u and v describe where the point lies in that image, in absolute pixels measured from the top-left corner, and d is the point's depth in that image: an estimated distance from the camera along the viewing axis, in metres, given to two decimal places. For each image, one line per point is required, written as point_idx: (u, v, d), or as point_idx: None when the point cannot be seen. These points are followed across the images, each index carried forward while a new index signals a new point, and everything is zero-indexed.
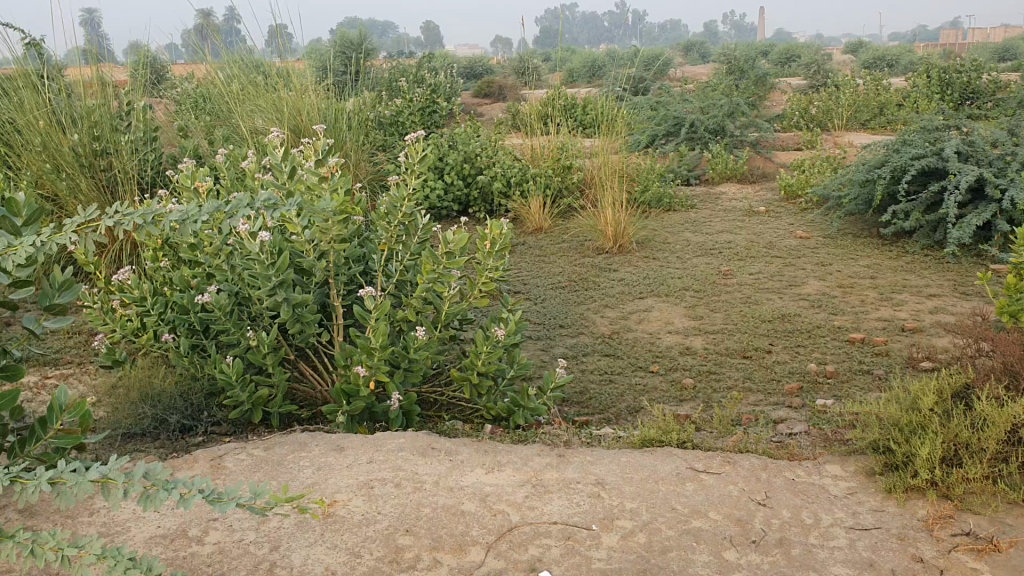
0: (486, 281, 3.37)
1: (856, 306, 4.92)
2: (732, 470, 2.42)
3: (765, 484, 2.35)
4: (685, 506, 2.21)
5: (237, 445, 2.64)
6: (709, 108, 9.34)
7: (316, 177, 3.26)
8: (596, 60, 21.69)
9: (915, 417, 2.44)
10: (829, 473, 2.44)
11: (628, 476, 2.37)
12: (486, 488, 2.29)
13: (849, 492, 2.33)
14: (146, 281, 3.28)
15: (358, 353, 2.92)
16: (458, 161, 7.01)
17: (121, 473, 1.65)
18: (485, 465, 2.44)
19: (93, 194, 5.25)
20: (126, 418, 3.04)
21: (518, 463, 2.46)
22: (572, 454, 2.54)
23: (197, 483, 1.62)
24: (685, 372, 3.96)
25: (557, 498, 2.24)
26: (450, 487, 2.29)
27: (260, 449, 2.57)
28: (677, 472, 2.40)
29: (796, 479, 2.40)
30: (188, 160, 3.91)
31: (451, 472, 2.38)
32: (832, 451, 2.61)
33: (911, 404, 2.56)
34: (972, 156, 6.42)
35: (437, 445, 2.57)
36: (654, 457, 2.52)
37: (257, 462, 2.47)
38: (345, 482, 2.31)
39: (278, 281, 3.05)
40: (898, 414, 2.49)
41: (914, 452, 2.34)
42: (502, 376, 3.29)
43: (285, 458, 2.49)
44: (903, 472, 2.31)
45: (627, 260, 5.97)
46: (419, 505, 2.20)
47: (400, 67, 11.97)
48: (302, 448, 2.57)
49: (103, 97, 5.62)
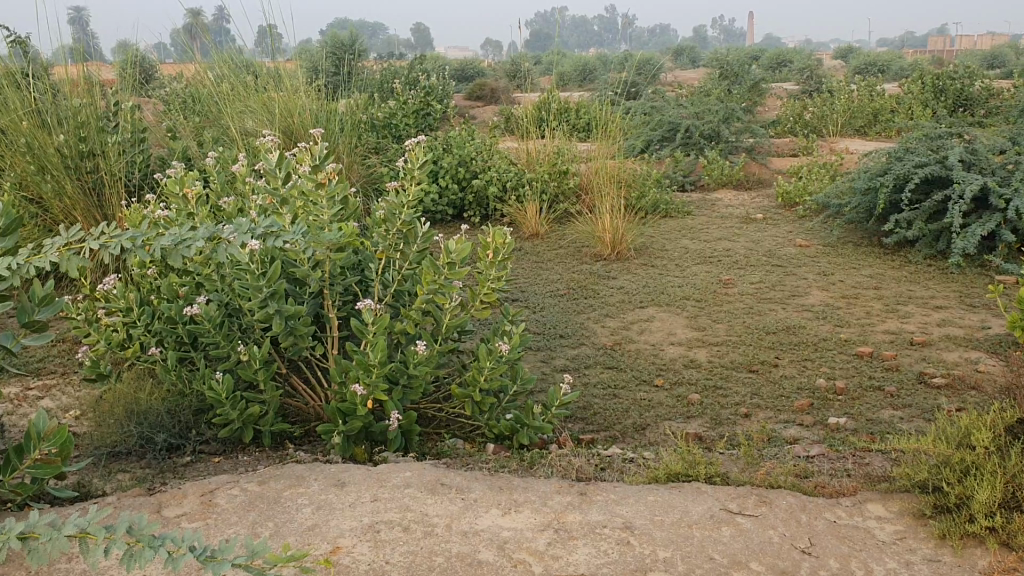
0: (488, 291, 3.23)
1: (862, 317, 4.80)
2: (768, 511, 2.28)
3: (806, 529, 2.21)
4: (723, 556, 2.08)
5: (230, 478, 2.49)
6: (705, 114, 9.23)
7: (312, 183, 3.10)
8: (586, 65, 21.63)
9: (969, 454, 2.29)
10: (872, 513, 2.31)
11: (657, 519, 2.23)
12: (505, 533, 2.15)
13: (898, 538, 2.20)
14: (133, 291, 3.13)
15: (355, 370, 2.77)
16: (453, 164, 6.88)
17: (101, 526, 1.54)
18: (501, 505, 2.30)
19: (79, 197, 5.08)
20: (110, 437, 2.87)
21: (537, 503, 2.31)
22: (593, 492, 2.39)
23: (187, 539, 1.50)
24: (691, 386, 3.83)
25: (582, 545, 2.10)
26: (464, 532, 2.15)
27: (256, 484, 2.43)
28: (710, 514, 2.26)
29: (838, 521, 2.27)
30: (178, 165, 3.76)
31: (463, 514, 2.24)
32: (870, 488, 2.47)
33: (961, 439, 2.41)
34: (975, 165, 6.31)
35: (447, 481, 2.43)
36: (681, 495, 2.38)
37: (251, 498, 2.33)
38: (349, 525, 2.17)
39: (270, 292, 2.91)
40: (948, 451, 2.34)
41: (969, 495, 2.19)
42: (505, 392, 3.15)
43: (282, 495, 2.34)
44: (958, 516, 2.17)
45: (625, 267, 5.84)
46: (432, 553, 2.06)
47: (391, 69, 11.84)
48: (300, 483, 2.42)
49: (89, 96, 5.45)
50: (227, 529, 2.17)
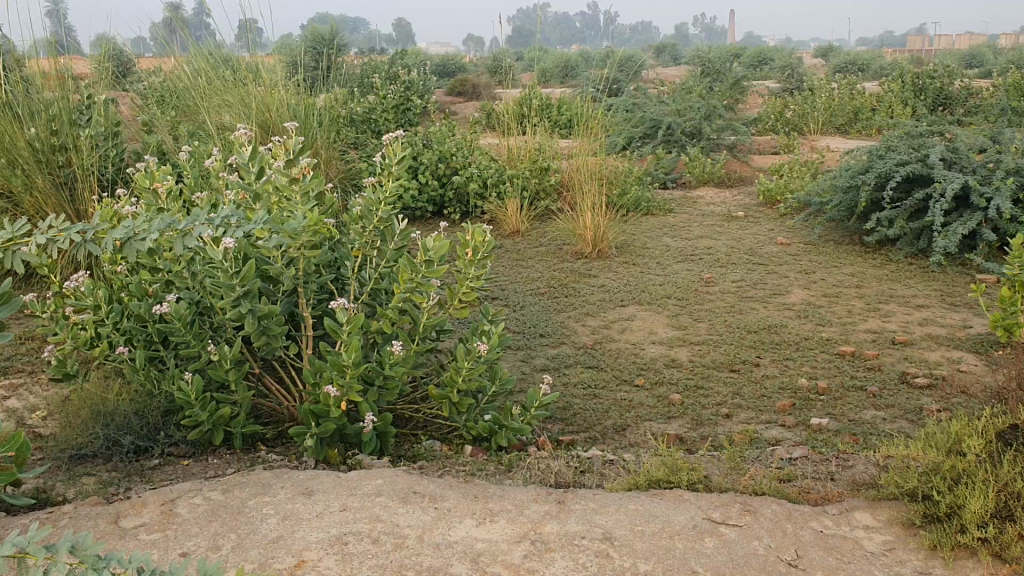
0: (467, 291, 3.16)
1: (844, 316, 4.77)
2: (752, 521, 2.23)
3: (790, 540, 2.16)
4: (706, 569, 2.02)
5: (197, 486, 2.42)
6: (686, 111, 9.21)
7: (285, 178, 2.99)
8: (568, 62, 21.58)
9: (959, 462, 2.23)
10: (859, 523, 2.26)
11: (638, 529, 2.17)
12: (478, 545, 2.09)
13: (887, 549, 2.15)
14: (101, 289, 3.04)
15: (329, 371, 2.69)
16: (433, 160, 6.81)
17: (43, 547, 1.40)
18: (475, 514, 2.23)
19: (51, 192, 4.98)
20: (75, 439, 2.79)
21: (513, 512, 2.25)
22: (571, 500, 2.33)
23: (134, 558, 1.36)
24: (672, 387, 3.78)
25: (560, 558, 2.04)
26: (437, 545, 2.08)
27: (219, 492, 2.35)
28: (692, 524, 2.20)
29: (825, 531, 2.22)
30: (149, 160, 3.68)
31: (436, 525, 2.18)
32: (856, 495, 2.42)
33: (950, 446, 2.35)
34: (956, 163, 6.30)
35: (420, 489, 2.36)
36: (662, 503, 2.32)
37: (214, 508, 2.26)
38: (316, 537, 2.11)
39: (243, 291, 2.83)
40: (937, 459, 2.28)
41: (960, 505, 2.14)
42: (484, 393, 3.08)
43: (246, 505, 2.27)
44: (949, 527, 2.12)
45: (606, 266, 5.78)
46: (403, 567, 1.99)
47: (373, 65, 11.75)
48: (266, 491, 2.35)
49: (62, 88, 5.33)
50: (188, 541, 2.10)
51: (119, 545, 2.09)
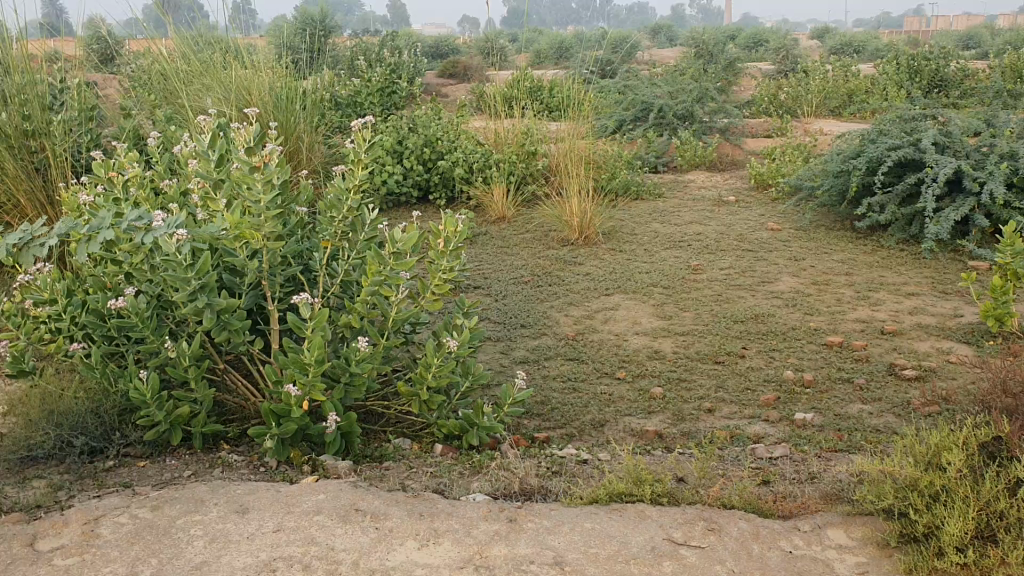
0: (439, 283, 3.05)
1: (832, 305, 4.66)
2: (716, 542, 2.13)
3: (754, 563, 2.05)
4: None
5: (135, 502, 2.32)
6: (678, 93, 9.08)
7: (246, 167, 2.81)
8: (563, 44, 21.40)
9: (938, 478, 2.13)
10: (832, 542, 2.15)
11: (593, 553, 2.07)
12: (418, 571, 1.99)
13: (859, 572, 2.05)
14: (57, 282, 2.93)
15: (290, 369, 2.60)
16: (418, 145, 6.69)
17: None
18: (420, 535, 2.13)
19: (22, 178, 4.84)
20: (25, 440, 2.69)
21: (460, 533, 2.15)
22: (525, 518, 2.23)
23: None
24: (654, 379, 3.68)
25: None
26: (373, 571, 1.98)
27: (148, 510, 2.25)
28: (651, 546, 2.10)
29: (794, 551, 2.11)
30: (116, 146, 3.57)
31: (375, 548, 2.07)
32: (831, 508, 2.31)
33: (929, 458, 2.25)
34: (949, 148, 6.19)
35: (364, 506, 2.26)
36: (624, 520, 2.22)
37: (140, 528, 2.16)
38: (243, 563, 2.01)
39: (200, 285, 2.71)
40: (915, 473, 2.18)
41: (938, 526, 2.04)
42: (456, 388, 2.98)
43: (174, 525, 2.17)
44: (925, 550, 2.02)
45: (592, 252, 5.68)
46: None
47: (364, 47, 11.59)
48: (198, 508, 2.25)
49: (34, 70, 5.18)
50: (105, 567, 2.01)
51: (31, 572, 2.00)
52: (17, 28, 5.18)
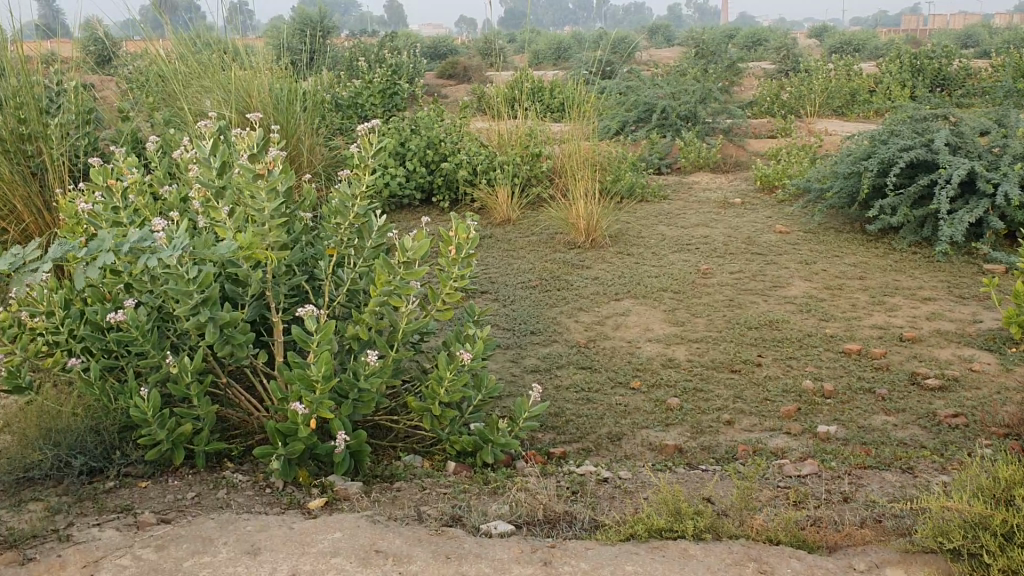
0: (450, 291, 2.93)
1: (848, 310, 4.55)
2: None
3: None
4: None
5: (139, 540, 2.21)
6: (681, 94, 8.97)
7: (249, 174, 2.72)
8: (561, 44, 21.33)
9: (1015, 517, 1.99)
10: None
11: None
12: None
13: None
14: (55, 293, 2.81)
15: (297, 385, 2.49)
16: (420, 146, 6.57)
17: None
18: None
19: (18, 182, 4.71)
20: (22, 461, 2.59)
21: None
22: (559, 559, 2.09)
23: None
24: (670, 389, 3.57)
25: None
26: None
27: (151, 550, 2.13)
28: None
29: None
30: (115, 151, 3.45)
31: None
32: (885, 542, 2.18)
33: (1001, 495, 2.11)
34: (961, 148, 6.08)
35: (384, 547, 2.13)
36: (669, 558, 2.08)
37: (143, 572, 2.04)
38: None
39: (202, 298, 2.60)
40: (987, 511, 2.04)
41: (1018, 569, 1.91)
42: (468, 403, 2.86)
43: (181, 568, 2.06)
44: None
45: (599, 256, 5.57)
46: None
47: (362, 47, 11.48)
48: (205, 550, 2.13)
49: (31, 71, 5.06)
50: None
51: None
52: (14, 28, 5.07)
